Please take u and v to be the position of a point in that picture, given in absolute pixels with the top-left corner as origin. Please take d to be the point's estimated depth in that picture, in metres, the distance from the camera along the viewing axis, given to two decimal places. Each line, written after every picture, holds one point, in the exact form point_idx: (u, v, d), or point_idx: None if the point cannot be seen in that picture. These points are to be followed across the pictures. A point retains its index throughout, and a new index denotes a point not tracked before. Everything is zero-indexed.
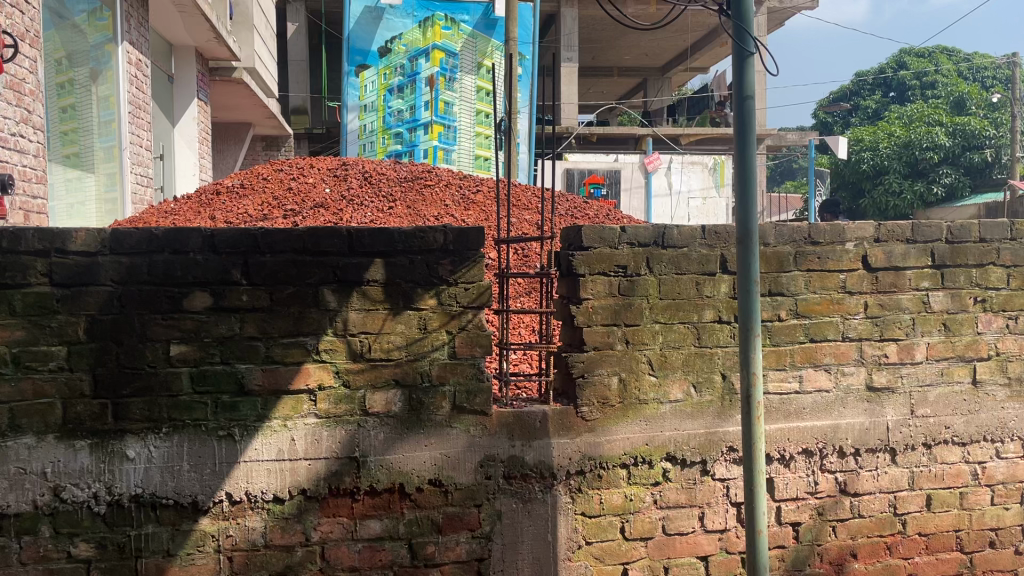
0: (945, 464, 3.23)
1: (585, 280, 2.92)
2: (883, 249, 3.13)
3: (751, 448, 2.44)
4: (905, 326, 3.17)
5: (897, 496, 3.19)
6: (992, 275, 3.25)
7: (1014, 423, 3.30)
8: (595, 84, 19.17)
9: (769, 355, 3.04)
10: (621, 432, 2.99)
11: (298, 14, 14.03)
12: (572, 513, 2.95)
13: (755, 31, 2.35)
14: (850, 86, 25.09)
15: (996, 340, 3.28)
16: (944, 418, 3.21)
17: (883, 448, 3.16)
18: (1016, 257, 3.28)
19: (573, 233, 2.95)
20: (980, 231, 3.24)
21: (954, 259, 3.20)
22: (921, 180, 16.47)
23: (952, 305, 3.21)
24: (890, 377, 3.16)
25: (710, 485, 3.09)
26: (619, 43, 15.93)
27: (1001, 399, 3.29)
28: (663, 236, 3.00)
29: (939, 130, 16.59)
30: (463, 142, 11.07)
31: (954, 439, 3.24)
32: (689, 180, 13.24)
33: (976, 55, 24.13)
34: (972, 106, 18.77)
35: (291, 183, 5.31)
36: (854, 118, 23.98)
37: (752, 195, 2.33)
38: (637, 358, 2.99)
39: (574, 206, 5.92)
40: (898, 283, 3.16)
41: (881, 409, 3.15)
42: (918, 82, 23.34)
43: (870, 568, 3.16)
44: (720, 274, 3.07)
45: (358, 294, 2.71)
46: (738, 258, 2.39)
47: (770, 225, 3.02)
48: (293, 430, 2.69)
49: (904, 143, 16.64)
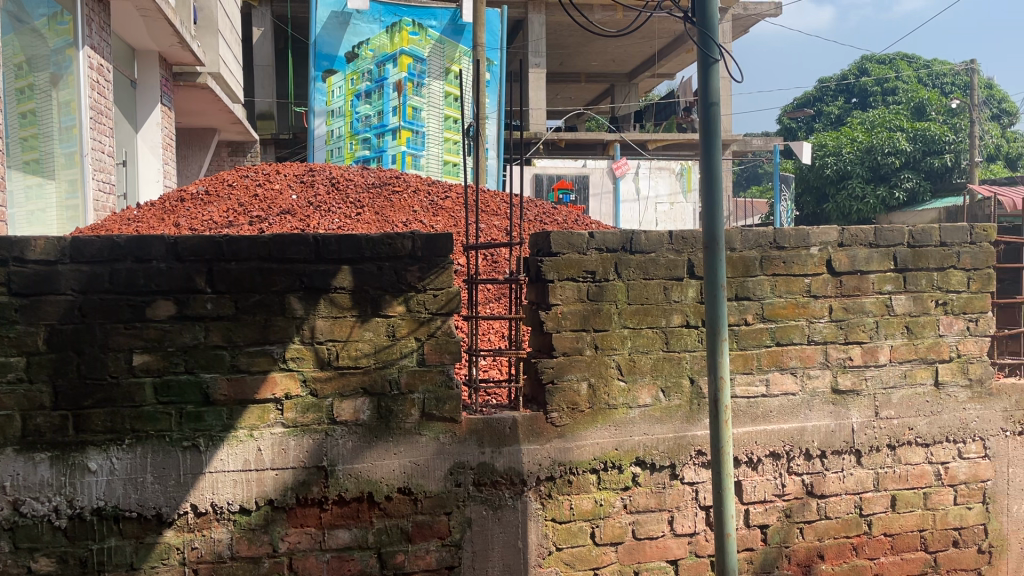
0: (909, 465, 3.28)
1: (553, 286, 2.92)
2: (847, 253, 3.18)
3: (719, 452, 2.46)
4: (868, 329, 3.22)
5: (863, 497, 3.23)
6: (952, 279, 3.32)
7: (975, 424, 3.36)
8: (563, 89, 19.21)
9: (736, 359, 3.06)
10: (591, 438, 2.99)
11: (264, 19, 13.99)
12: (543, 519, 2.94)
13: (719, 38, 2.38)
14: (813, 91, 25.38)
15: (958, 342, 3.33)
16: (908, 420, 3.26)
17: (848, 450, 3.20)
18: (976, 261, 3.35)
19: (541, 239, 2.96)
20: (940, 236, 3.30)
21: (915, 263, 3.26)
22: (883, 184, 16.77)
23: (914, 308, 3.26)
24: (854, 379, 3.20)
25: (680, 489, 3.10)
26: (585, 49, 16.01)
27: (963, 400, 3.35)
28: (631, 241, 3.02)
29: (900, 135, 16.80)
30: (431, 148, 11.14)
31: (917, 441, 3.28)
32: (656, 185, 13.31)
33: (935, 62, 24.59)
34: (932, 111, 19.10)
35: (256, 190, 5.25)
36: (817, 124, 24.34)
37: (718, 201, 2.37)
38: (607, 363, 3.00)
39: (543, 212, 5.96)
40: (861, 287, 3.20)
41: (846, 411, 3.20)
42: (879, 89, 23.71)
43: (837, 569, 3.19)
44: (688, 279, 3.10)
45: (326, 301, 2.69)
46: (705, 264, 2.41)
47: (736, 230, 3.05)
48: (260, 440, 2.65)
49: (867, 148, 16.98)
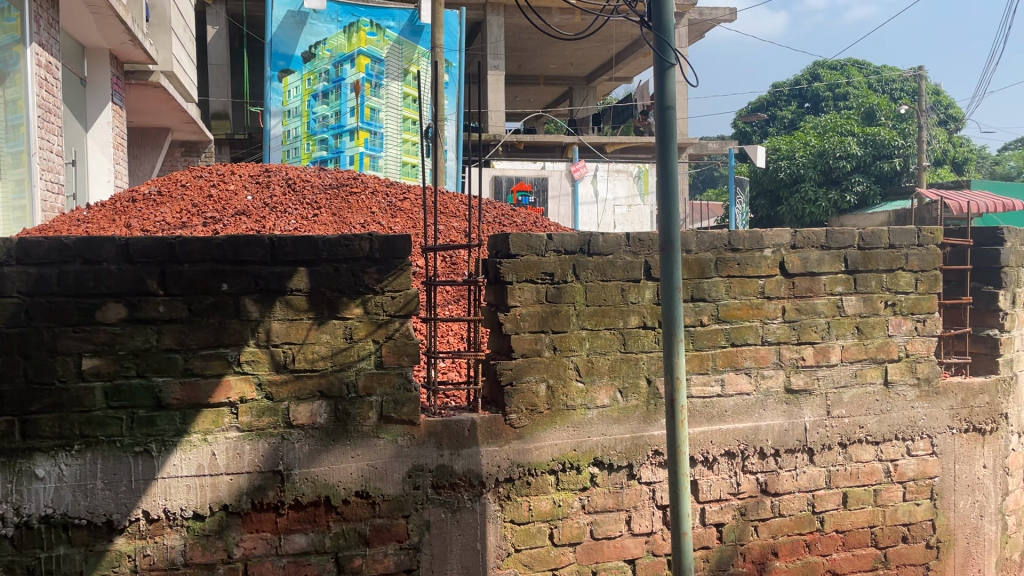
0: (859, 462, 3.35)
1: (512, 288, 2.92)
2: (799, 255, 3.24)
3: (675, 451, 2.48)
4: (821, 329, 3.28)
5: (815, 495, 3.29)
6: (901, 280, 3.40)
7: (923, 422, 3.44)
8: (522, 91, 19.26)
9: (692, 359, 3.10)
10: (549, 439, 3.00)
11: (218, 17, 13.67)
12: (501, 521, 2.95)
13: (675, 43, 2.41)
14: (767, 96, 25.75)
15: (906, 342, 3.42)
16: (858, 418, 3.34)
17: (801, 449, 3.26)
18: (923, 262, 3.44)
19: (500, 241, 2.96)
20: (889, 238, 3.38)
21: (865, 265, 3.34)
22: (835, 188, 17.11)
23: (864, 308, 3.34)
24: (807, 378, 3.26)
25: (637, 489, 3.13)
26: (544, 52, 16.07)
27: (911, 398, 3.43)
28: (589, 243, 3.04)
29: (851, 140, 17.12)
30: (390, 150, 11.02)
31: (868, 438, 3.36)
32: (614, 187, 13.39)
33: (884, 68, 25.19)
34: (882, 116, 19.53)
35: (211, 190, 5.18)
36: (771, 128, 24.75)
37: (675, 204, 2.40)
38: (565, 365, 3.01)
39: (502, 214, 5.96)
40: (813, 288, 3.26)
41: (799, 410, 3.25)
42: (831, 94, 24.23)
43: (791, 566, 3.25)
44: (644, 281, 3.13)
45: (282, 304, 2.66)
46: (661, 265, 2.43)
47: (691, 232, 3.09)
48: (214, 445, 2.61)
49: (819, 152, 17.32)
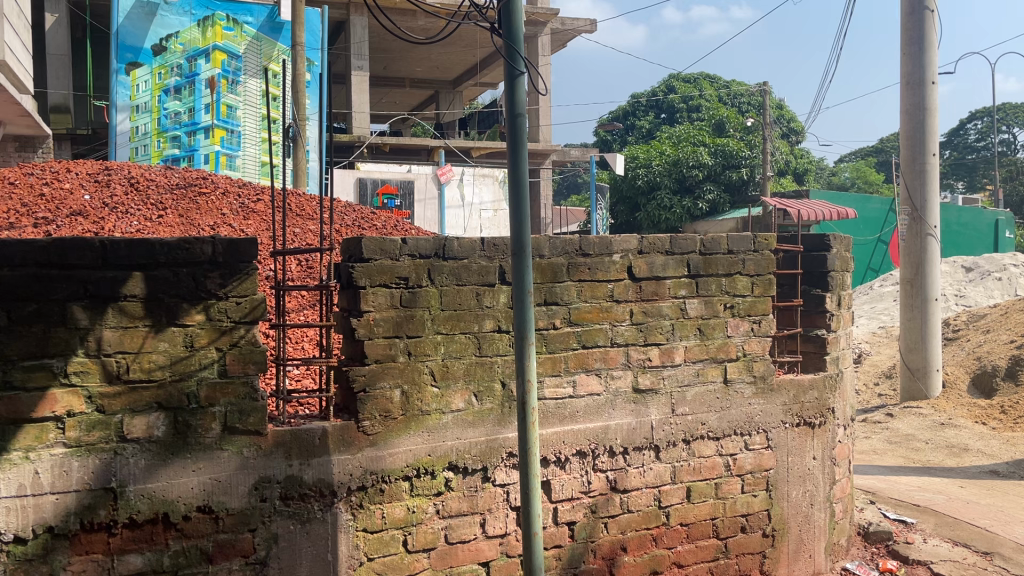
0: (701, 458, 3.51)
1: (365, 293, 2.87)
2: (646, 260, 3.37)
3: (526, 453, 2.52)
4: (666, 331, 3.43)
5: (661, 490, 3.42)
6: (738, 283, 3.60)
7: (759, 417, 3.66)
8: (387, 94, 19.06)
9: (545, 362, 3.15)
10: (403, 445, 2.97)
11: (57, 4, 12.77)
12: (353, 530, 2.89)
13: (525, 51, 2.48)
14: (626, 106, 26.61)
15: (744, 342, 3.62)
16: (700, 415, 3.50)
17: (648, 446, 3.38)
18: (758, 267, 3.65)
19: (352, 244, 2.91)
20: (728, 244, 3.57)
21: (706, 269, 3.51)
22: (688, 196, 17.92)
23: (705, 311, 3.52)
24: (653, 378, 3.40)
25: (491, 491, 3.15)
26: (411, 55, 16.00)
27: (748, 395, 3.63)
28: (443, 248, 3.04)
29: (703, 150, 17.98)
30: (247, 148, 10.73)
31: (709, 435, 3.53)
32: (480, 192, 13.52)
33: (733, 83, 26.69)
34: (731, 129, 20.64)
35: (42, 188, 4.82)
36: (630, 137, 25.65)
37: (525, 210, 2.44)
38: (420, 370, 3.00)
39: (361, 217, 5.88)
40: (659, 292, 3.41)
41: (645, 409, 3.38)
42: (685, 106, 25.37)
43: (638, 560, 3.36)
44: (499, 285, 3.17)
45: (115, 311, 2.51)
46: (513, 270, 2.47)
47: (544, 237, 3.15)
48: (37, 463, 2.42)
49: (674, 161, 18.11)
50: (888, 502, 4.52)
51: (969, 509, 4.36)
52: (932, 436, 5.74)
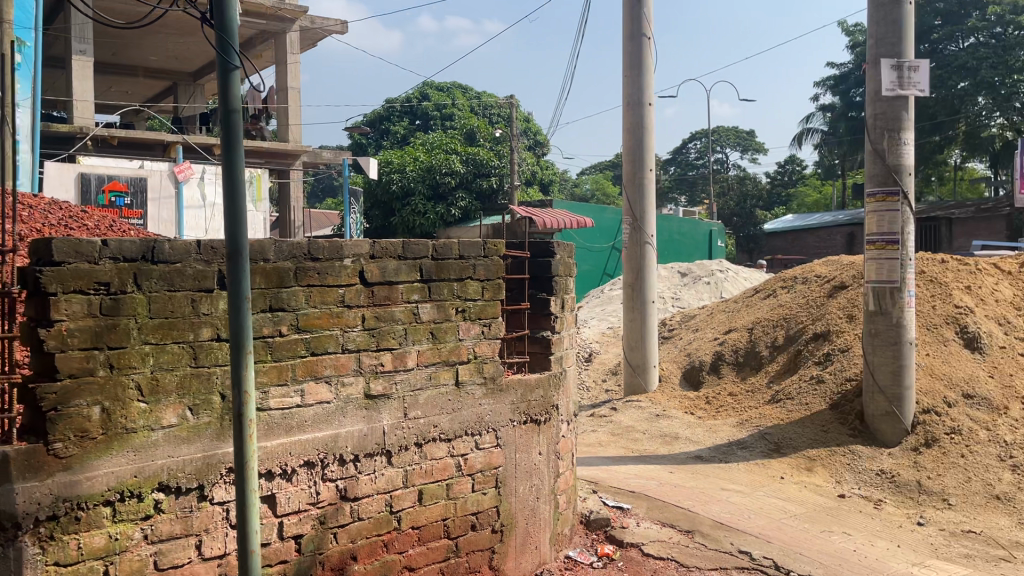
0: (433, 460, 3.55)
1: (56, 301, 2.58)
2: (378, 265, 3.35)
3: (242, 468, 2.39)
4: (398, 335, 3.43)
5: (392, 494, 3.40)
6: (469, 288, 3.69)
7: (489, 417, 3.77)
8: (117, 82, 17.47)
9: (269, 371, 3.02)
10: (103, 467, 2.70)
11: None
12: (41, 565, 2.58)
13: (240, 45, 2.35)
14: (380, 112, 26.38)
15: (474, 345, 3.73)
16: (432, 418, 3.54)
17: (379, 452, 3.35)
18: (488, 272, 3.78)
19: (41, 246, 2.60)
20: (458, 249, 3.65)
21: (438, 274, 3.57)
22: (441, 203, 18.17)
23: (437, 315, 3.57)
24: (384, 384, 3.38)
25: (208, 510, 2.96)
26: (142, 42, 14.72)
27: (479, 396, 3.74)
28: (153, 250, 2.81)
29: (455, 158, 18.33)
30: None
31: (440, 437, 3.58)
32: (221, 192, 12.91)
33: (484, 95, 27.69)
34: (481, 138, 21.30)
35: None
36: (385, 142, 25.61)
37: (240, 211, 2.32)
38: (124, 384, 2.75)
39: (70, 216, 5.32)
40: (391, 296, 3.40)
41: (377, 415, 3.35)
42: (438, 114, 25.83)
43: (368, 567, 3.31)
44: (217, 291, 2.98)
45: None
46: (228, 274, 2.33)
47: (269, 240, 3.02)
48: None
49: (427, 168, 18.29)
50: (608, 491, 4.85)
51: (676, 492, 4.80)
52: (649, 427, 6.28)
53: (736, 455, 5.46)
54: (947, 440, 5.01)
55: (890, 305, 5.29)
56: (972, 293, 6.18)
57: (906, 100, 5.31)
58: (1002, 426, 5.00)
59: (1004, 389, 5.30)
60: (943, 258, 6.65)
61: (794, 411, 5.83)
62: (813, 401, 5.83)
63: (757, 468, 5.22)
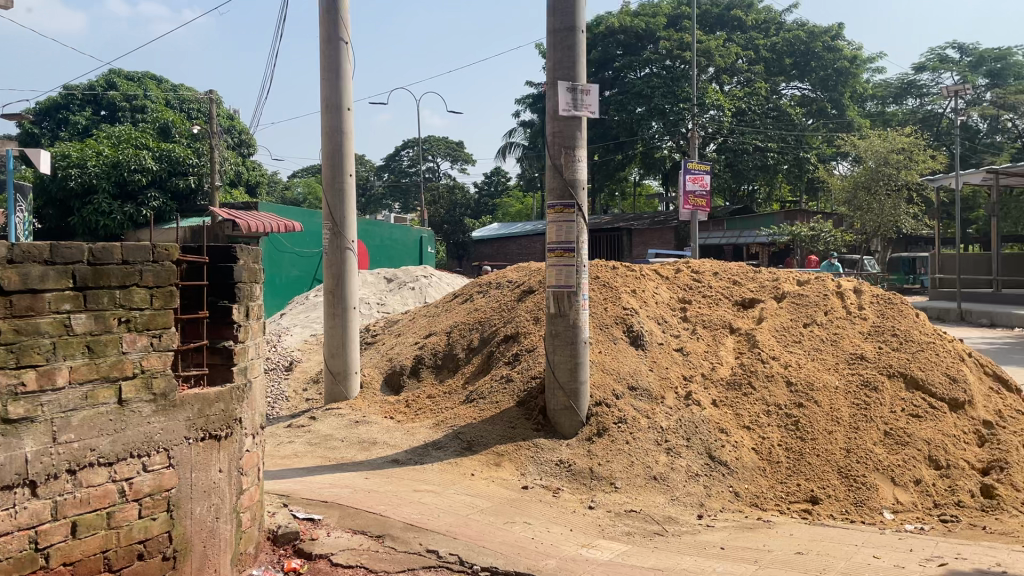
0: (90, 487, 3.19)
1: None
2: (16, 271, 2.96)
3: None
4: (44, 351, 3.05)
5: (39, 530, 3.01)
6: (135, 295, 3.40)
7: (159, 436, 3.48)
8: None
9: None
10: None
11: None
12: None
13: None
14: (56, 99, 23.57)
15: (141, 358, 3.42)
16: (89, 441, 3.18)
17: (21, 483, 2.95)
18: (157, 279, 3.50)
19: None
20: (122, 254, 3.34)
21: (96, 281, 3.24)
22: (129, 202, 16.65)
23: (95, 327, 3.23)
24: (27, 407, 2.98)
25: None
26: None
27: (147, 414, 3.44)
28: None
29: (146, 154, 16.91)
30: None
31: (100, 460, 3.23)
32: None
33: (182, 88, 25.95)
34: (176, 133, 19.86)
35: None
36: (63, 132, 22.95)
37: None
38: None
39: None
40: (35, 307, 3.02)
41: (17, 442, 2.94)
42: (128, 105, 23.74)
43: None
44: None
45: None
46: None
47: None
48: None
49: (112, 163, 16.61)
50: (300, 503, 4.72)
51: (368, 498, 4.81)
52: (347, 434, 6.23)
53: (430, 456, 5.60)
54: (615, 429, 5.54)
55: (568, 307, 5.74)
56: (637, 297, 6.91)
57: (580, 120, 5.81)
58: (659, 414, 5.67)
59: (660, 380, 6.00)
60: (614, 265, 7.40)
61: (485, 409, 6.11)
62: (502, 399, 6.15)
63: (449, 467, 5.40)
